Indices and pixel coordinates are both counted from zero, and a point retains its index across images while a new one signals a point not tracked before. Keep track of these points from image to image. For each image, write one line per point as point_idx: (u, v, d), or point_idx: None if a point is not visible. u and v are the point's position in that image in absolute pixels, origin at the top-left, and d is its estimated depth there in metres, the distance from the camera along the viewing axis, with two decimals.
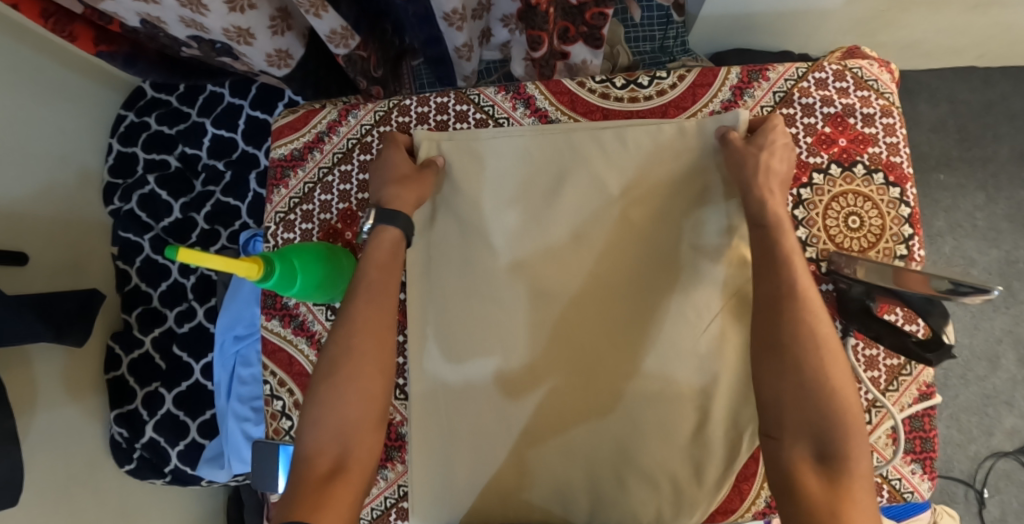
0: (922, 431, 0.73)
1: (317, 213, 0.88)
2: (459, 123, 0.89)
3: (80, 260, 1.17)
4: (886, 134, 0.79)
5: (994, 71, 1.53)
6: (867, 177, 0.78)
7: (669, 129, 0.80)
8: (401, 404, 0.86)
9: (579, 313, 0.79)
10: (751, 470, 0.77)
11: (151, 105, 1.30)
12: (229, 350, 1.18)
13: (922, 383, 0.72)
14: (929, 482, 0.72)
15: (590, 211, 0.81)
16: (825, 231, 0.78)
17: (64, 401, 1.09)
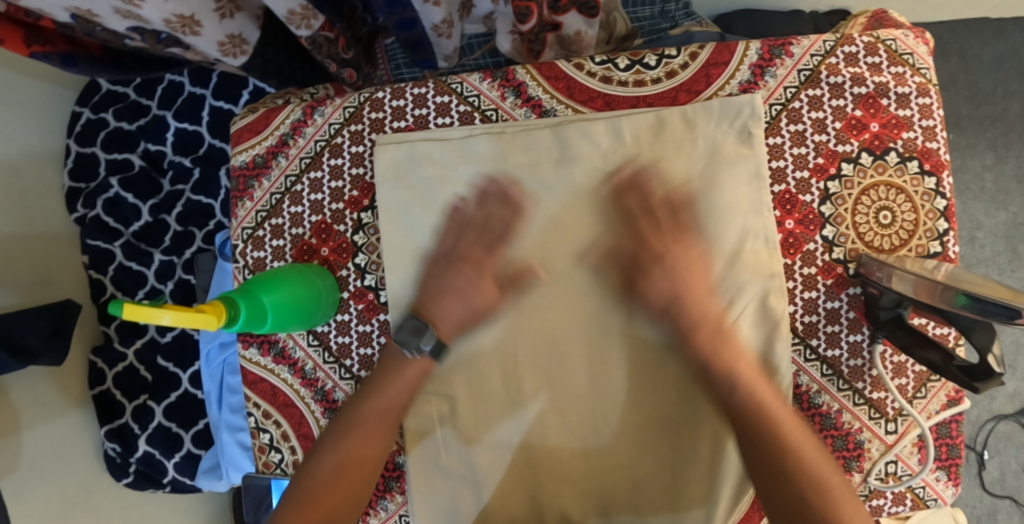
0: (949, 439, 0.72)
1: (287, 227, 0.81)
2: (441, 117, 0.80)
3: (50, 275, 1.09)
4: (922, 116, 0.73)
5: (1007, 22, 1.45)
6: (901, 166, 0.73)
7: (674, 120, 0.75)
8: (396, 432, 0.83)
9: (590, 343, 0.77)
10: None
11: (107, 100, 1.19)
12: (216, 360, 1.12)
13: (952, 388, 0.70)
14: (954, 489, 0.72)
15: (591, 227, 0.76)
16: (853, 229, 0.74)
17: (52, 426, 1.04)
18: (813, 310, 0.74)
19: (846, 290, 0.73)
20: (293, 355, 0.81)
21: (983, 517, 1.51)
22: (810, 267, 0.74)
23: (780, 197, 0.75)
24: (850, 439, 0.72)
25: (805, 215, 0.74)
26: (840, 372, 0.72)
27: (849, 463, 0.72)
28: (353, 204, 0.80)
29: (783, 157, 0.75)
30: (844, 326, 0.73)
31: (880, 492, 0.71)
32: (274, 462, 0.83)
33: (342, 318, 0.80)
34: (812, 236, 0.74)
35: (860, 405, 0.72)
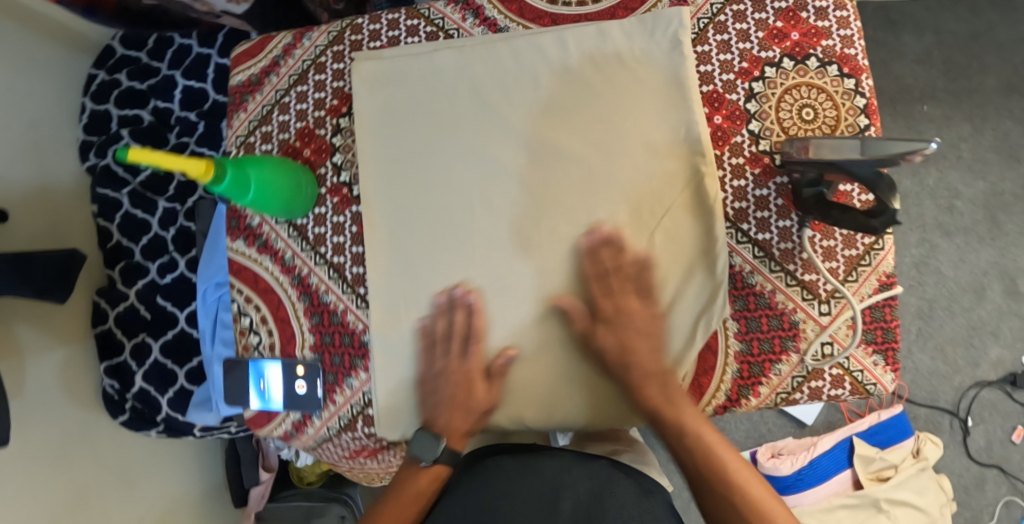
0: (883, 322, 0.70)
1: (276, 133, 0.82)
2: (410, 38, 0.82)
3: (58, 225, 1.17)
4: (840, 26, 0.75)
5: (981, 0, 1.51)
6: (821, 70, 0.75)
7: (615, 29, 0.75)
8: (363, 311, 0.77)
9: (567, 272, 0.73)
10: (710, 363, 0.73)
11: (120, 63, 1.28)
12: (212, 297, 1.18)
13: (882, 274, 0.70)
14: (892, 374, 0.70)
15: (541, 128, 0.74)
16: (778, 124, 0.74)
17: (55, 361, 1.11)
18: (743, 198, 0.73)
19: (774, 179, 0.72)
20: (275, 246, 0.80)
21: (971, 487, 1.50)
22: (739, 157, 0.74)
23: (708, 96, 0.76)
24: (784, 319, 0.71)
25: (732, 112, 0.75)
26: (771, 254, 0.71)
27: (784, 342, 0.71)
28: (333, 111, 0.81)
29: (710, 62, 0.76)
30: (775, 212, 0.72)
31: (817, 373, 0.71)
32: (253, 344, 0.80)
33: (319, 210, 0.80)
34: (739, 129, 0.75)
35: (792, 286, 0.71)
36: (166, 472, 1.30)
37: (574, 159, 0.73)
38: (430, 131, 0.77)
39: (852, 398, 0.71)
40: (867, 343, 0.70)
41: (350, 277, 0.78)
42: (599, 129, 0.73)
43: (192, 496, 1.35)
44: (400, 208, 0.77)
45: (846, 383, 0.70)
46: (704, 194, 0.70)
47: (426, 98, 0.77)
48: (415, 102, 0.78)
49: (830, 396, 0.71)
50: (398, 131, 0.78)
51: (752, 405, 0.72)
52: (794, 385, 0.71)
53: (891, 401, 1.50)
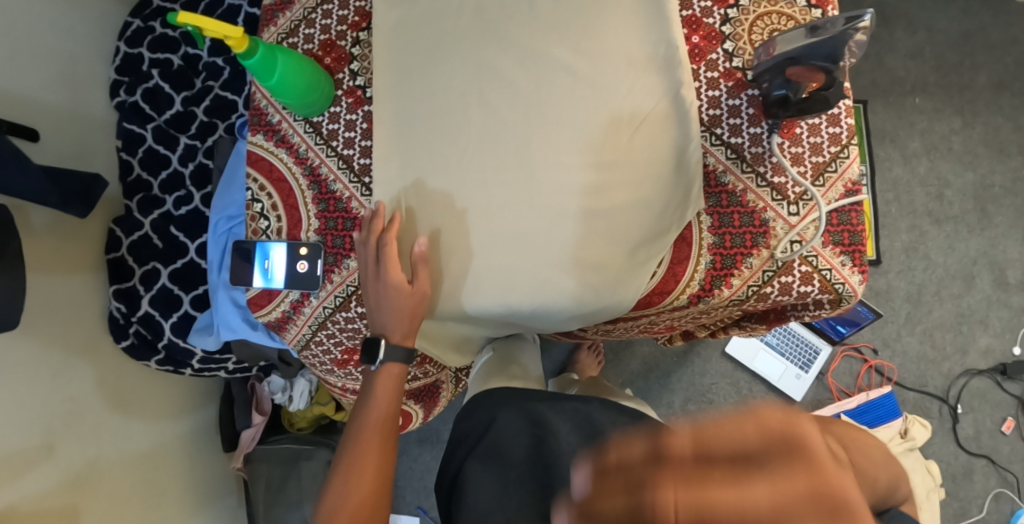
0: (850, 225, 0.78)
1: (300, 45, 0.86)
2: None
3: (83, 150, 1.25)
4: None
5: (973, 3, 1.58)
6: (790, 1, 0.80)
7: None
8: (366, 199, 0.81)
9: (552, 166, 0.76)
10: (684, 254, 0.78)
11: (156, 13, 1.36)
12: (223, 228, 1.24)
13: (848, 182, 0.78)
14: (859, 276, 0.79)
15: (531, 38, 0.78)
16: (749, 45, 0.79)
17: (67, 275, 1.17)
18: (717, 106, 0.78)
19: (745, 90, 0.78)
20: (292, 140, 0.85)
21: (959, 476, 1.49)
22: (713, 72, 0.79)
23: (686, 20, 0.80)
24: (755, 216, 0.77)
25: (708, 33, 0.79)
26: (743, 157, 0.77)
27: (755, 238, 0.77)
28: (355, 26, 0.85)
29: None
30: (745, 120, 0.77)
31: (787, 267, 0.78)
32: (261, 229, 0.83)
33: (334, 109, 0.84)
34: (714, 49, 0.79)
35: (763, 187, 0.77)
36: (161, 402, 1.34)
37: (565, 71, 0.77)
38: (432, 38, 0.81)
39: (820, 296, 0.79)
40: (835, 244, 0.78)
41: (357, 168, 0.82)
42: (588, 44, 0.77)
43: (183, 427, 1.38)
44: (409, 109, 0.81)
45: (815, 281, 0.78)
46: (680, 101, 0.75)
47: (434, 15, 0.81)
48: (426, 14, 0.81)
49: (799, 291, 0.78)
50: (407, 40, 0.82)
51: (725, 295, 0.77)
52: (765, 277, 0.77)
53: (880, 383, 1.51)
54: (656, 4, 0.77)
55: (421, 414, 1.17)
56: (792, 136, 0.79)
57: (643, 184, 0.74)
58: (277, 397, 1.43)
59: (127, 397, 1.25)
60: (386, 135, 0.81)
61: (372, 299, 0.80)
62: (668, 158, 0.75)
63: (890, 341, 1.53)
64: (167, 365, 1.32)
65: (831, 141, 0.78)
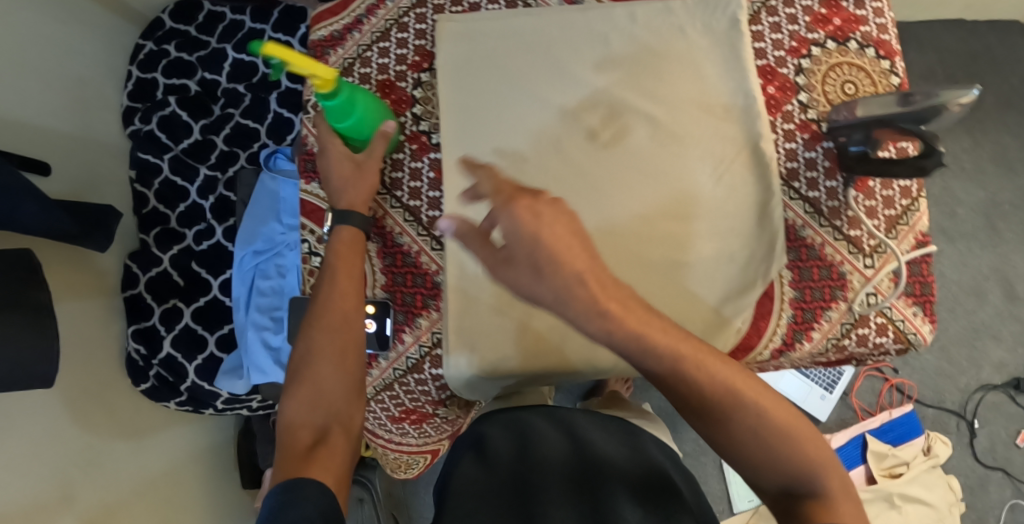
0: (921, 276, 0.81)
1: (356, 85, 0.82)
2: (490, 4, 0.83)
3: (94, 180, 1.18)
4: (876, 15, 0.83)
5: (980, 24, 1.61)
6: (860, 51, 0.82)
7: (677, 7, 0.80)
8: (438, 254, 0.78)
9: (635, 217, 0.76)
10: (768, 308, 0.78)
11: (169, 35, 1.30)
12: (249, 265, 1.19)
13: (918, 233, 0.81)
14: (930, 324, 0.80)
15: (604, 87, 0.78)
16: (824, 96, 0.82)
17: (82, 315, 1.12)
18: (794, 159, 0.81)
19: (821, 142, 0.80)
20: None
21: (976, 488, 1.52)
22: (790, 123, 0.81)
23: (762, 70, 0.82)
24: (833, 270, 0.79)
25: (783, 83, 0.82)
26: (820, 211, 0.80)
27: (834, 291, 0.79)
28: (415, 66, 0.82)
29: (763, 40, 0.83)
30: (821, 173, 0.80)
31: (863, 319, 0.79)
32: None
33: (398, 155, 0.80)
34: (789, 99, 0.82)
35: (839, 240, 0.79)
36: (180, 441, 1.28)
37: (645, 116, 0.78)
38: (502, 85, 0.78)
39: (894, 346, 0.81)
40: (907, 295, 0.81)
41: (425, 220, 0.79)
42: (669, 92, 0.78)
43: (201, 465, 1.31)
44: (479, 153, 0.77)
45: (890, 331, 0.80)
46: (759, 153, 0.77)
47: (504, 56, 0.79)
48: (500, 63, 0.79)
49: (875, 342, 0.80)
50: (477, 87, 0.78)
51: (806, 348, 0.78)
52: (844, 330, 0.79)
53: (901, 401, 1.54)
54: (733, 54, 0.79)
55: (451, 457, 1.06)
56: (866, 189, 0.81)
57: (729, 235, 0.76)
58: None
59: (144, 438, 1.19)
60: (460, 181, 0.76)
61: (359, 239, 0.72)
62: (749, 211, 0.77)
63: (908, 358, 1.56)
64: (186, 406, 1.25)
65: (902, 194, 0.81)
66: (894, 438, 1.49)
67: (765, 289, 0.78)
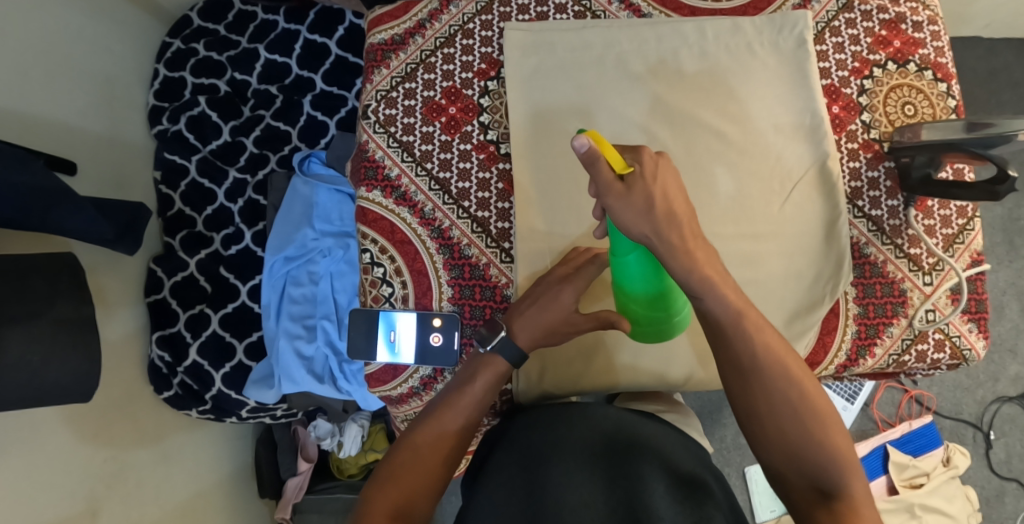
0: (976, 294, 0.80)
1: (420, 90, 0.81)
2: (558, 15, 0.82)
3: (120, 181, 1.14)
4: (933, 39, 0.82)
5: (998, 42, 1.64)
6: (919, 73, 0.81)
7: (746, 25, 0.79)
8: (507, 266, 0.76)
9: (708, 231, 0.75)
10: (833, 325, 0.77)
11: (197, 33, 1.28)
12: (280, 271, 1.14)
13: (973, 252, 0.80)
14: (983, 341, 0.79)
15: (672, 103, 0.77)
16: (886, 117, 0.80)
17: (109, 321, 1.08)
18: (857, 178, 0.80)
19: (883, 162, 0.79)
20: (414, 198, 0.78)
21: (993, 499, 1.55)
22: (853, 143, 0.80)
23: (825, 88, 0.81)
24: (895, 287, 0.78)
25: (847, 103, 0.80)
26: (882, 229, 0.78)
27: (896, 308, 0.78)
28: (481, 74, 0.81)
29: (827, 60, 0.81)
30: (883, 192, 0.79)
31: (923, 336, 0.78)
32: (384, 296, 0.77)
33: (464, 164, 0.78)
34: (853, 119, 0.80)
35: (900, 258, 0.78)
36: (203, 452, 1.24)
37: (711, 132, 0.77)
38: (571, 97, 0.78)
39: (948, 362, 0.80)
40: (963, 312, 0.80)
41: (494, 232, 0.77)
42: (738, 109, 0.77)
43: (224, 475, 1.28)
44: (550, 168, 0.76)
45: (947, 347, 0.79)
46: (826, 172, 0.76)
47: (573, 65, 0.78)
48: (571, 77, 0.78)
49: (932, 359, 0.79)
50: (547, 100, 0.78)
51: (869, 364, 0.77)
52: (904, 347, 0.78)
53: (920, 412, 1.56)
54: (801, 72, 0.78)
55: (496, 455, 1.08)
56: (925, 208, 0.80)
57: (798, 254, 0.76)
58: (326, 444, 1.31)
59: (168, 447, 1.16)
60: (532, 196, 0.76)
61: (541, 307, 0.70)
62: (817, 230, 0.76)
63: None
64: (208, 414, 1.20)
65: (958, 214, 0.80)
66: (915, 448, 1.51)
67: (832, 306, 0.77)
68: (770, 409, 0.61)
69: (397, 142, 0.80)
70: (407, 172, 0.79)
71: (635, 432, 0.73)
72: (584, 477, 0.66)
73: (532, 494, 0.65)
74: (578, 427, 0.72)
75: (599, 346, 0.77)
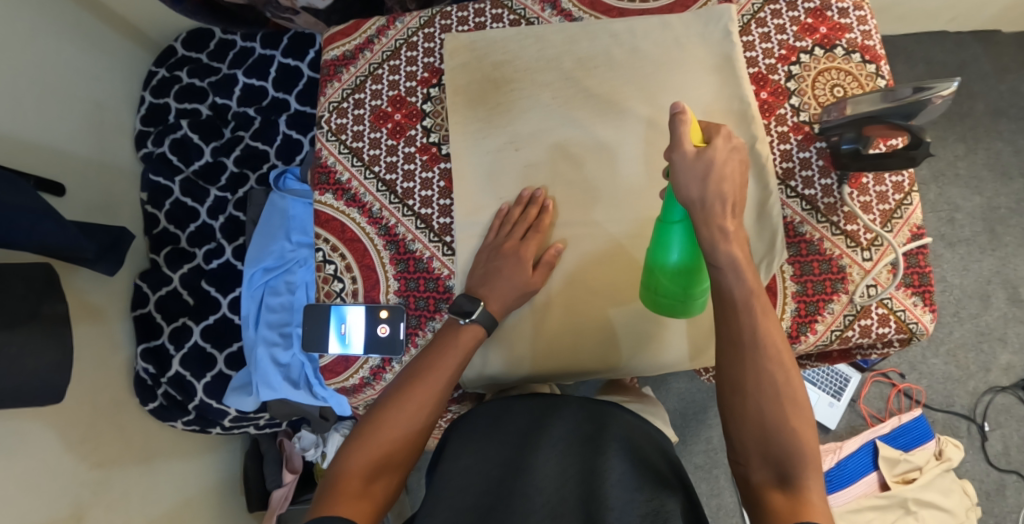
0: (918, 268, 0.81)
1: (369, 100, 0.86)
2: (495, 24, 0.87)
3: (108, 202, 1.21)
4: (860, 23, 0.85)
5: (965, 36, 1.67)
6: (846, 56, 0.84)
7: (673, 22, 0.82)
8: (449, 259, 0.80)
9: (641, 215, 0.78)
10: (772, 302, 0.79)
11: (181, 62, 1.35)
12: (259, 282, 1.17)
13: (913, 226, 0.81)
14: (930, 314, 0.80)
15: (604, 97, 0.81)
16: (814, 99, 0.83)
17: (94, 334, 1.12)
18: (789, 159, 0.82)
19: (814, 143, 0.82)
20: (364, 199, 0.82)
21: (993, 493, 1.51)
22: (783, 126, 0.82)
23: (753, 76, 0.84)
24: (833, 263, 0.80)
25: (775, 89, 0.83)
26: (817, 207, 0.81)
27: (835, 284, 0.79)
28: (424, 82, 0.85)
29: (754, 49, 0.84)
30: (816, 171, 0.81)
31: (866, 311, 0.79)
32: (336, 291, 0.80)
33: (407, 166, 0.83)
34: (782, 103, 0.83)
35: (837, 235, 0.80)
36: (188, 462, 1.27)
37: (646, 123, 0.79)
38: (510, 95, 0.82)
39: (897, 337, 0.80)
40: (906, 286, 0.80)
41: (436, 227, 0.81)
42: (673, 100, 0.80)
43: (209, 487, 1.30)
44: (488, 166, 0.80)
45: (892, 321, 0.79)
46: (756, 156, 0.78)
47: (509, 68, 0.82)
48: (510, 79, 0.82)
49: (878, 333, 0.79)
50: (487, 101, 0.82)
51: (811, 341, 0.79)
52: (846, 322, 0.79)
53: (911, 405, 1.54)
54: (727, 63, 0.81)
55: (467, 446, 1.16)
56: (860, 185, 0.82)
57: None
58: (309, 453, 1.33)
59: (153, 456, 1.19)
60: (471, 190, 0.80)
61: (492, 272, 0.75)
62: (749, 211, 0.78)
63: (915, 364, 1.57)
64: (193, 425, 1.24)
65: (895, 189, 0.81)
66: (907, 442, 1.47)
67: (767, 284, 0.79)
68: (756, 388, 0.63)
69: (349, 148, 0.85)
70: (357, 175, 0.83)
71: (611, 417, 0.73)
72: (548, 458, 0.68)
73: (503, 475, 0.68)
74: (563, 423, 0.72)
75: (545, 325, 0.78)
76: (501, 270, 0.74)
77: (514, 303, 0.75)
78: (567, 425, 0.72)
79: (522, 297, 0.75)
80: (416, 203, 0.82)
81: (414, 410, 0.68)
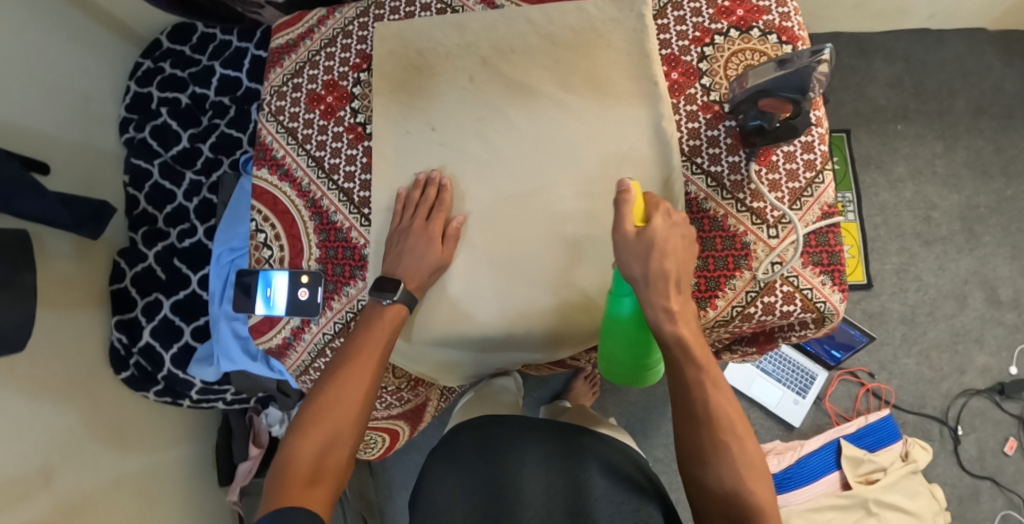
0: (828, 246, 0.81)
1: (305, 83, 0.92)
2: (423, 12, 0.91)
3: (91, 184, 1.29)
4: (778, 6, 0.86)
5: (947, 33, 1.64)
6: (762, 38, 0.85)
7: (589, 7, 0.85)
8: (366, 229, 0.84)
9: (542, 191, 0.81)
10: None
11: (166, 55, 1.44)
12: (225, 260, 1.22)
13: (824, 204, 0.81)
14: (839, 293, 0.80)
15: (518, 80, 0.84)
16: (725, 79, 0.85)
17: (72, 306, 1.20)
18: (698, 137, 0.84)
19: (723, 121, 0.83)
20: (295, 174, 0.88)
21: (966, 498, 1.47)
22: (693, 105, 0.85)
23: (666, 58, 0.87)
24: (737, 240, 0.81)
25: (686, 69, 0.86)
26: (723, 185, 0.82)
27: (738, 261, 0.81)
28: (356, 67, 0.91)
29: (668, 32, 0.87)
30: (725, 149, 0.83)
31: (769, 288, 0.80)
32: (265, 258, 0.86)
33: (335, 144, 0.88)
34: (693, 84, 0.86)
35: (743, 212, 0.81)
36: (159, 432, 1.34)
37: (556, 104, 0.83)
38: (431, 80, 0.86)
39: (803, 316, 0.81)
40: (815, 265, 0.80)
41: (357, 200, 0.86)
42: (584, 83, 0.83)
43: (179, 457, 1.37)
44: (407, 145, 0.85)
45: (797, 299, 0.80)
46: (662, 133, 0.80)
47: (432, 54, 0.87)
48: (432, 65, 0.87)
49: (782, 311, 0.80)
50: (410, 85, 0.86)
51: (711, 315, 0.81)
52: (747, 298, 0.80)
53: (878, 405, 1.52)
54: (640, 47, 0.83)
55: (408, 429, 1.17)
56: (770, 163, 0.82)
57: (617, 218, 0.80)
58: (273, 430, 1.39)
59: (126, 423, 1.26)
60: (390, 167, 0.85)
61: (403, 250, 0.79)
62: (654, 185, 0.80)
63: (886, 364, 1.54)
64: (165, 396, 1.32)
65: (806, 167, 0.82)
66: (873, 443, 1.45)
67: None
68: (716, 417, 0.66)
69: (285, 128, 0.91)
70: (290, 152, 0.89)
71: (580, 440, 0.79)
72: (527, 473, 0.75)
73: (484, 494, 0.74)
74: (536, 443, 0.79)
75: (460, 312, 0.82)
76: (410, 247, 0.79)
77: (428, 276, 0.80)
78: (541, 443, 0.78)
79: (431, 269, 0.80)
80: (342, 178, 0.87)
81: (357, 389, 0.73)
